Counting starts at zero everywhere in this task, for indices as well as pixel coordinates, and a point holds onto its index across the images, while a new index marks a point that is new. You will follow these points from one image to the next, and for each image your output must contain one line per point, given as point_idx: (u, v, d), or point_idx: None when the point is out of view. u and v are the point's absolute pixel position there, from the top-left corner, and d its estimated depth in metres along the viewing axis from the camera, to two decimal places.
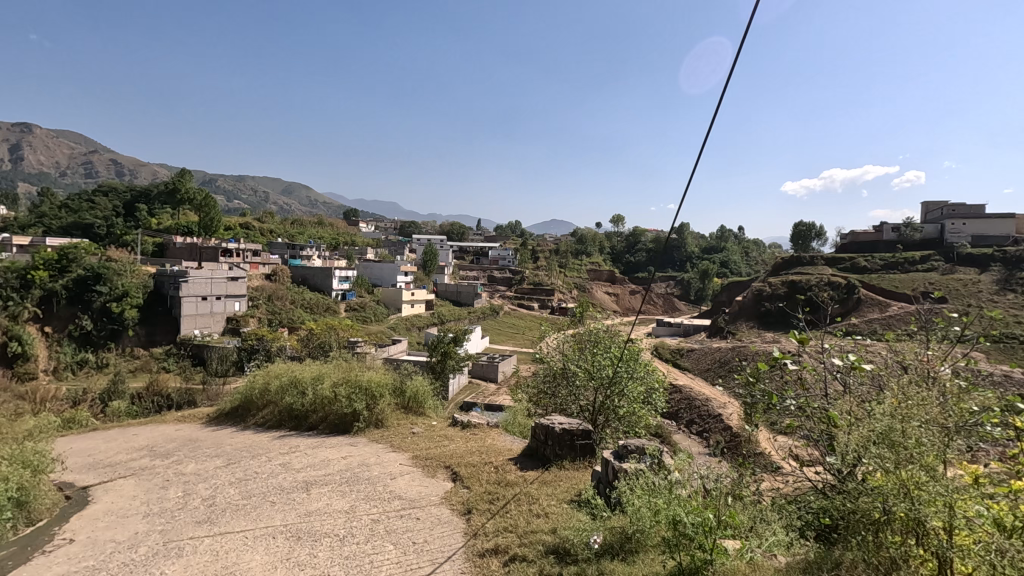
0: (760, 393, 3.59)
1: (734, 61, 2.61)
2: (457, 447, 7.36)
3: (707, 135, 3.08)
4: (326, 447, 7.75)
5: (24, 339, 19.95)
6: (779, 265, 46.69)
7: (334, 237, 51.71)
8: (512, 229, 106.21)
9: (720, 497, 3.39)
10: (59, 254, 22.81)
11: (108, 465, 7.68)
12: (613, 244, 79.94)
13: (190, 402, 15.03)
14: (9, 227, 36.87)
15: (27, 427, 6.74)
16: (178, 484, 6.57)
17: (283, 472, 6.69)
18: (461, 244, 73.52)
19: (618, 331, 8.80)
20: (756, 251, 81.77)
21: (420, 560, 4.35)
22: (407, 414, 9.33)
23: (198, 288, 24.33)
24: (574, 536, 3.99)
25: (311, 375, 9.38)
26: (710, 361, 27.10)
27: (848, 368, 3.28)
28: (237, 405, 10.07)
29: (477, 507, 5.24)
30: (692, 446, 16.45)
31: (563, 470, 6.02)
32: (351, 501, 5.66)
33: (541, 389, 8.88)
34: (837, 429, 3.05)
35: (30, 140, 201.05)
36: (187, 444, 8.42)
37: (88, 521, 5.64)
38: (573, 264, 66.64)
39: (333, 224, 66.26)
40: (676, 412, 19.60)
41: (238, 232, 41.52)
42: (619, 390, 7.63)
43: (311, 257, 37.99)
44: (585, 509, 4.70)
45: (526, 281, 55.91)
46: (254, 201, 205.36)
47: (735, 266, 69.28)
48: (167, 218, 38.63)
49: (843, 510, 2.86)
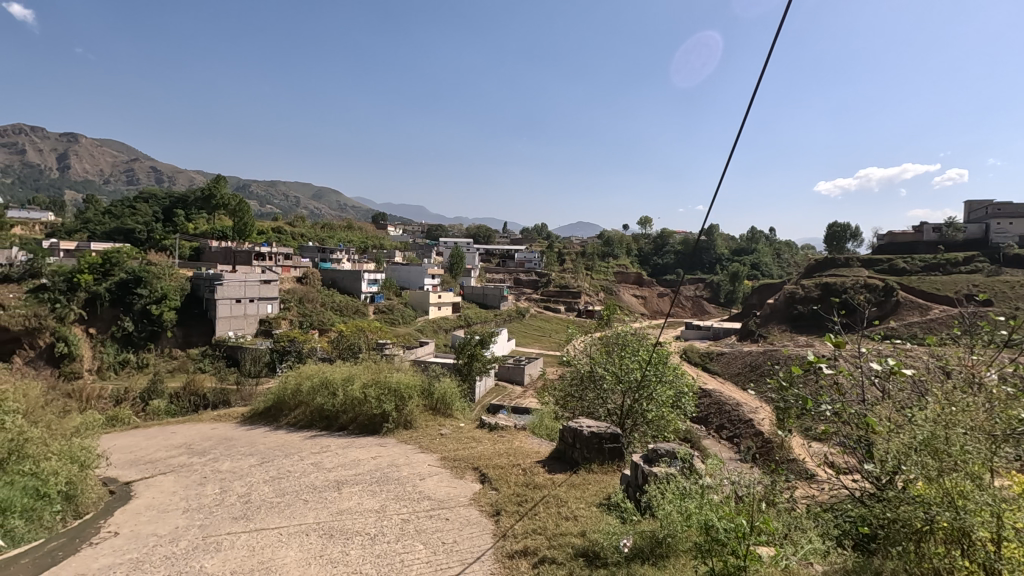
0: (794, 398, 3.49)
1: (768, 52, 2.53)
2: (486, 449, 7.39)
3: (738, 128, 2.99)
4: (356, 447, 7.88)
5: (70, 339, 20.90)
6: (812, 267, 45.56)
7: (363, 240, 52.45)
8: (539, 231, 106.30)
9: (754, 503, 3.31)
10: (103, 258, 23.74)
11: (148, 461, 7.97)
12: (640, 246, 79.10)
13: (225, 402, 15.50)
14: (56, 232, 38.55)
15: (75, 424, 7.06)
16: (215, 481, 6.77)
17: (316, 471, 6.81)
18: (488, 247, 73.81)
19: (648, 333, 8.75)
20: (788, 253, 79.95)
21: (450, 561, 4.39)
22: (435, 415, 9.43)
23: (232, 291, 25.03)
24: (604, 539, 3.97)
25: (342, 376, 9.56)
26: (740, 365, 26.57)
27: (887, 372, 3.17)
28: (270, 405, 10.32)
29: (505, 508, 5.26)
30: (721, 451, 16.19)
31: (592, 473, 5.98)
32: (381, 501, 5.73)
33: (568, 392, 8.84)
34: (876, 435, 2.95)
35: (77, 150, 210.65)
36: (223, 442, 8.68)
37: (131, 514, 5.85)
38: (600, 267, 66.18)
39: (362, 228, 67.30)
40: (705, 417, 19.28)
41: (270, 236, 42.59)
42: (648, 394, 7.56)
43: (341, 261, 38.68)
44: (614, 512, 4.67)
45: (553, 283, 55.74)
46: (285, 207, 210.17)
47: (766, 268, 67.99)
48: (203, 223, 39.86)
49: (884, 520, 2.77)
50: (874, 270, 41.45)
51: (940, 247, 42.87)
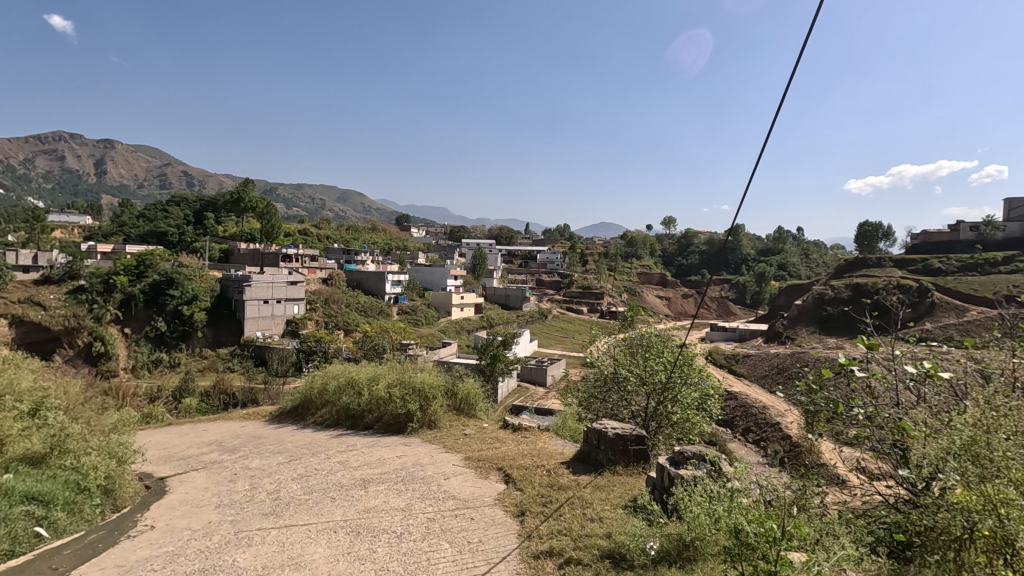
0: (824, 402, 3.41)
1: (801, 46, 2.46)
2: (509, 449, 7.41)
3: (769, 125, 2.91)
4: (381, 447, 7.96)
5: (106, 339, 21.62)
6: (842, 266, 44.47)
7: (386, 242, 52.98)
8: (561, 232, 105.97)
9: (785, 507, 3.26)
10: (137, 260, 24.51)
11: (181, 458, 8.19)
12: (663, 247, 78.30)
13: (253, 401, 15.85)
14: (94, 235, 39.91)
15: (112, 421, 7.32)
16: (245, 478, 6.92)
17: (342, 469, 6.92)
18: (511, 248, 73.88)
19: (673, 334, 8.68)
20: (817, 253, 78.23)
21: (475, 560, 4.40)
22: (459, 415, 9.48)
23: (260, 292, 25.56)
24: (630, 541, 3.94)
25: (367, 376, 9.70)
26: (767, 367, 26.05)
27: (922, 375, 3.07)
28: (297, 405, 10.49)
29: (530, 509, 5.26)
30: (747, 455, 15.91)
31: (617, 475, 5.93)
32: (407, 500, 5.78)
33: (591, 393, 8.77)
34: (911, 440, 2.88)
35: (112, 156, 218.01)
36: (252, 441, 8.86)
37: (166, 509, 6.02)
38: (623, 267, 65.68)
39: (386, 229, 68.20)
40: (731, 420, 18.97)
41: (297, 238, 43.38)
42: (673, 396, 7.48)
43: (365, 262, 39.14)
44: (640, 514, 4.62)
45: (575, 284, 55.53)
46: (311, 210, 213.55)
47: (793, 269, 66.68)
48: (232, 226, 40.86)
49: (920, 528, 2.70)
50: (908, 270, 40.32)
51: (977, 247, 41.48)
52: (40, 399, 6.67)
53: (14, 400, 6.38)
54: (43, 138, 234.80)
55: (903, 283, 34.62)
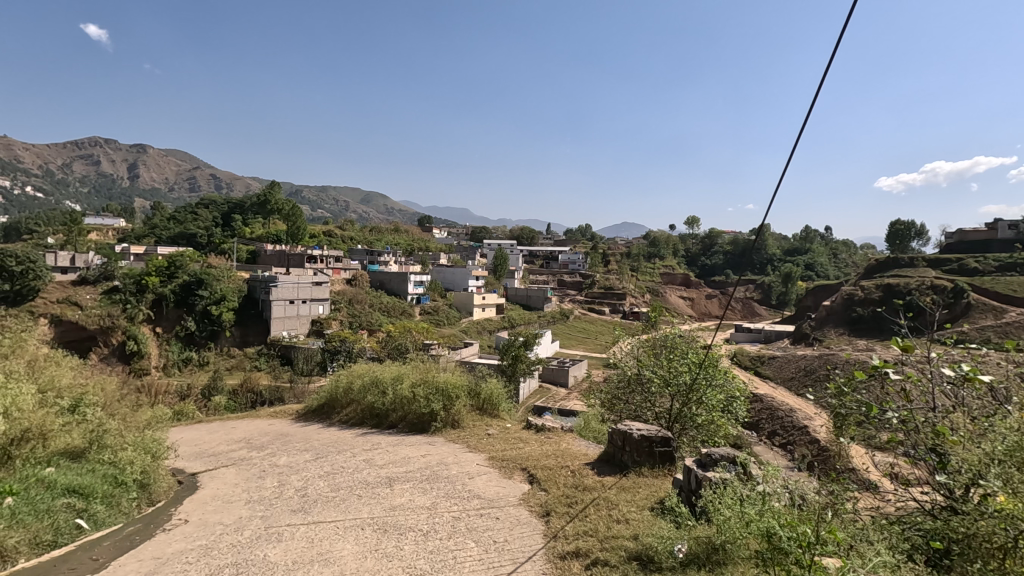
0: (855, 406, 3.33)
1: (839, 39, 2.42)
2: (533, 449, 7.42)
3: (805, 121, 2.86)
4: (405, 445, 8.04)
5: (139, 338, 22.26)
6: (873, 266, 43.33)
7: (409, 243, 53.38)
8: (583, 233, 105.42)
9: (817, 511, 3.20)
10: (168, 262, 25.13)
11: (211, 454, 8.40)
12: (687, 247, 77.35)
13: (279, 399, 16.19)
14: (127, 237, 41.12)
15: (148, 418, 7.56)
16: (273, 474, 7.06)
17: (368, 468, 7.00)
18: (532, 249, 73.78)
19: (698, 334, 8.58)
20: (846, 252, 76.51)
21: (501, 560, 4.41)
22: (482, 415, 9.51)
23: (287, 292, 26.02)
24: (657, 543, 3.91)
25: (391, 376, 9.83)
26: (793, 369, 25.48)
27: (961, 378, 2.96)
28: (322, 403, 10.66)
29: (556, 509, 5.26)
30: (774, 459, 15.63)
31: (642, 477, 5.90)
32: (433, 498, 5.83)
33: (614, 395, 8.70)
34: (949, 446, 2.79)
35: (145, 161, 224.65)
36: (279, 438, 9.03)
37: (198, 504, 6.18)
38: (645, 267, 65.11)
39: (409, 230, 68.78)
40: (756, 422, 18.65)
41: (322, 240, 44.06)
42: (697, 397, 7.40)
43: (388, 263, 39.56)
44: (667, 516, 4.58)
45: (597, 284, 55.27)
46: (335, 210, 217.38)
47: (821, 268, 65.26)
48: (258, 228, 41.66)
49: (960, 535, 2.61)
50: (942, 270, 39.12)
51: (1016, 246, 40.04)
52: (79, 395, 6.92)
53: (55, 395, 6.62)
54: (81, 142, 243.88)
55: (937, 284, 33.64)
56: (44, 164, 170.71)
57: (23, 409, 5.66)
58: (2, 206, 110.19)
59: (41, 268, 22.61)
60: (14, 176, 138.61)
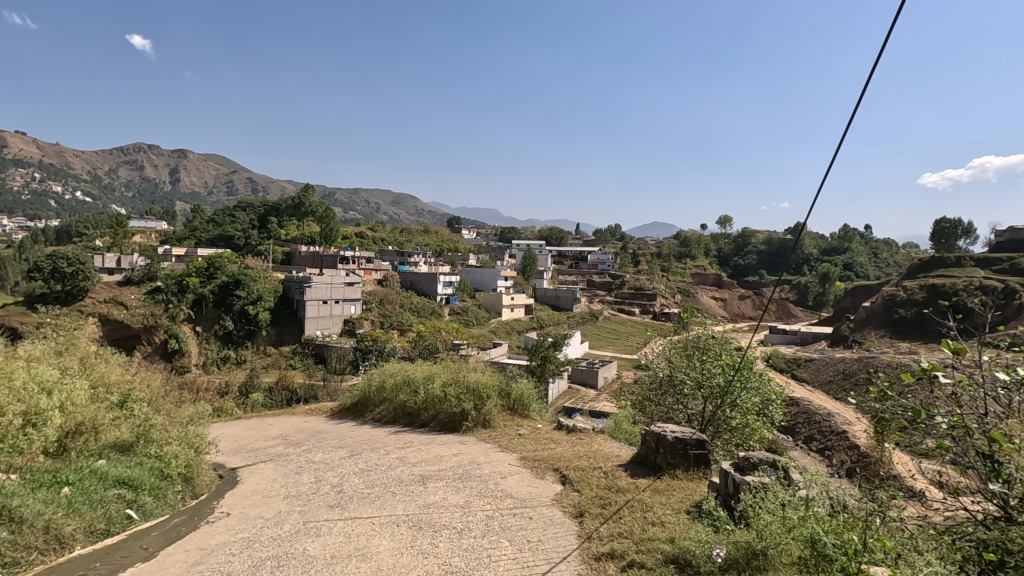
0: (900, 409, 3.18)
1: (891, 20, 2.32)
2: (565, 450, 7.41)
3: (855, 107, 2.74)
4: (437, 444, 8.11)
5: (180, 336, 23.11)
6: (917, 266, 41.75)
7: (438, 244, 53.92)
8: (613, 233, 104.54)
9: (864, 520, 3.11)
10: (208, 262, 25.86)
11: (250, 450, 8.66)
12: (719, 246, 75.91)
13: (313, 397, 16.63)
14: (170, 239, 42.70)
15: (190, 414, 7.85)
16: (310, 470, 7.23)
17: (401, 465, 7.11)
18: (561, 249, 73.54)
19: (732, 335, 8.42)
20: (887, 251, 73.82)
21: (536, 559, 4.42)
22: (513, 416, 9.52)
23: (320, 293, 26.54)
24: (695, 547, 3.83)
25: (422, 375, 9.96)
26: (832, 373, 24.72)
27: (1019, 384, 2.80)
28: (356, 401, 10.86)
29: (589, 510, 5.24)
30: (811, 465, 15.20)
31: (677, 479, 5.81)
32: (466, 497, 5.88)
33: (645, 396, 8.59)
34: (1006, 455, 2.66)
35: (185, 166, 233.33)
36: (314, 435, 9.23)
37: (240, 498, 6.36)
38: (676, 267, 64.15)
39: (439, 232, 69.47)
40: (792, 427, 18.18)
41: (353, 241, 44.89)
42: (732, 400, 7.27)
43: (418, 263, 40.05)
44: (705, 520, 4.49)
45: (627, 284, 54.80)
46: (365, 212, 221.59)
47: (860, 268, 63.17)
48: (293, 230, 42.81)
49: (1019, 546, 2.49)
50: (991, 270, 37.44)
51: None
52: (127, 391, 7.22)
53: (105, 391, 6.93)
54: (127, 150, 255.49)
55: (986, 284, 32.23)
56: (93, 169, 179.18)
57: (77, 404, 5.95)
58: (55, 210, 116.31)
59: (90, 269, 23.66)
60: (65, 182, 146.29)
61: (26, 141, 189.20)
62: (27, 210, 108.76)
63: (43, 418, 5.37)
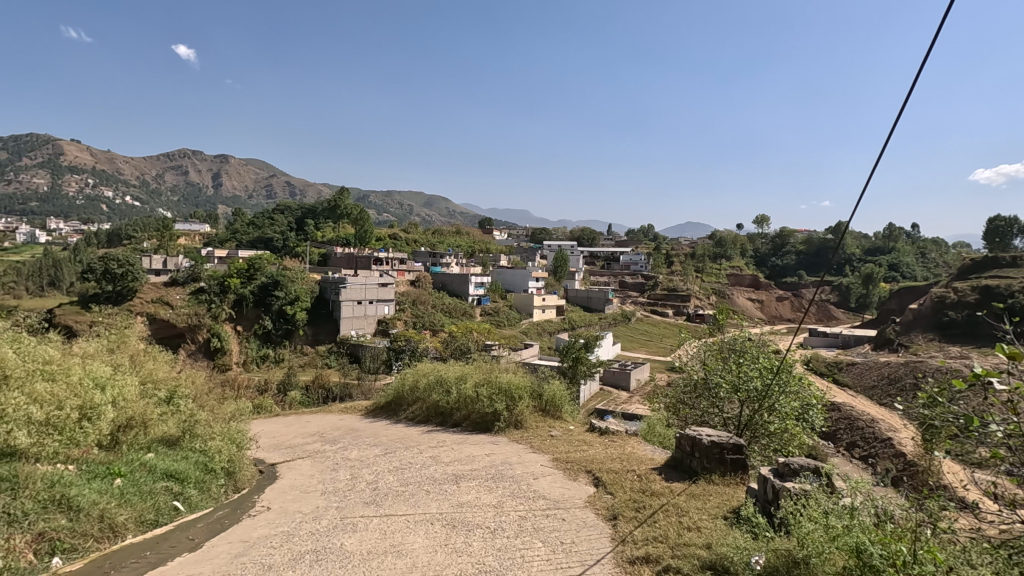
0: (952, 417, 3.04)
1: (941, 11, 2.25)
2: (598, 452, 7.35)
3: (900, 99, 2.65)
4: (470, 444, 8.18)
5: (221, 335, 23.92)
6: (969, 267, 39.83)
7: (470, 245, 54.30)
8: (645, 233, 103.20)
9: (913, 532, 2.98)
10: (248, 264, 26.67)
11: (289, 446, 8.91)
12: (756, 246, 74.07)
13: (347, 396, 16.97)
14: (213, 241, 44.29)
15: (232, 410, 8.13)
16: (346, 468, 7.39)
17: (435, 464, 7.19)
18: (593, 250, 73.04)
19: (770, 338, 8.21)
20: (936, 250, 70.67)
21: (570, 561, 4.40)
22: (545, 417, 9.50)
23: (355, 293, 27.05)
24: (733, 553, 3.75)
25: (455, 375, 10.05)
26: (876, 377, 23.80)
27: None
28: (390, 401, 11.04)
29: (623, 513, 5.18)
30: (854, 473, 14.69)
31: (713, 485, 5.70)
32: (499, 497, 5.90)
33: (679, 399, 8.45)
34: None
35: (226, 170, 241.59)
36: (350, 433, 9.42)
37: (279, 492, 6.55)
38: (711, 268, 62.92)
39: (470, 233, 69.91)
40: (834, 433, 17.59)
41: (387, 242, 45.64)
42: (770, 405, 7.09)
43: (450, 264, 40.44)
44: (743, 526, 4.39)
45: (660, 285, 54.03)
46: (399, 214, 224.93)
47: (906, 268, 60.65)
48: (329, 231, 43.81)
49: None
50: None
51: None
52: (174, 387, 7.50)
53: (154, 387, 7.24)
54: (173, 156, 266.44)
55: None
56: (142, 175, 187.37)
57: (128, 399, 6.23)
58: (107, 215, 121.98)
59: (138, 270, 24.72)
60: (116, 187, 153.38)
61: (81, 148, 199.16)
62: (81, 215, 114.40)
63: (97, 412, 5.63)
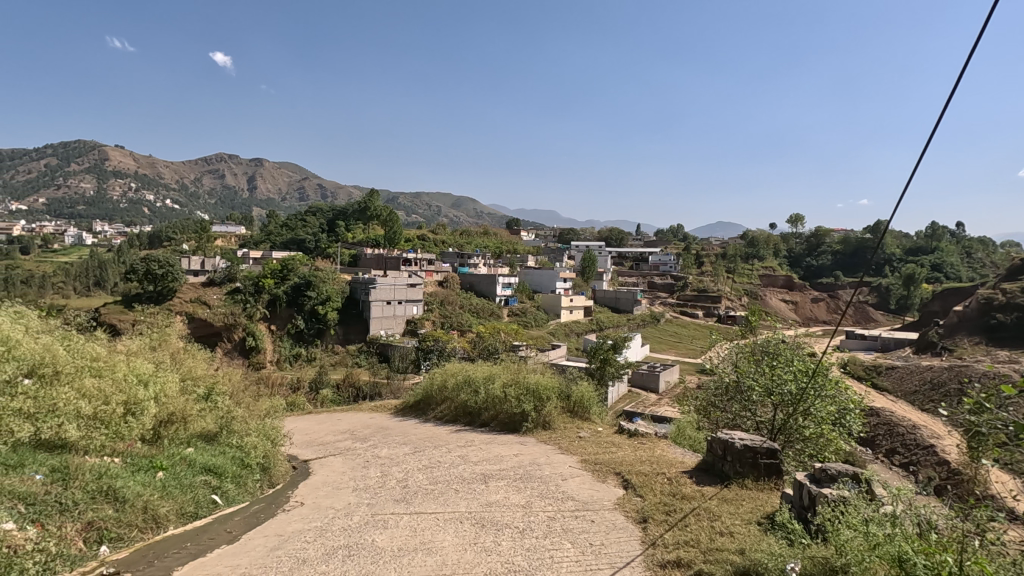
0: (1001, 424, 2.92)
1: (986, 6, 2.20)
2: (626, 454, 7.28)
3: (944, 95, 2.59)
4: (498, 444, 8.21)
5: (256, 334, 24.58)
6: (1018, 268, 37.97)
7: (497, 246, 54.47)
8: (675, 233, 101.73)
9: (961, 541, 2.86)
10: (281, 265, 27.34)
11: (321, 443, 9.09)
12: (790, 246, 72.23)
13: (376, 394, 17.22)
14: (248, 242, 45.53)
15: (267, 407, 8.35)
16: (376, 465, 7.50)
17: (463, 463, 7.24)
18: (621, 250, 72.41)
19: (805, 340, 8.02)
20: (983, 250, 67.63)
21: (599, 563, 4.38)
22: (573, 418, 9.45)
23: (384, 293, 27.40)
24: (768, 559, 3.66)
25: (483, 375, 10.10)
26: (918, 382, 22.93)
27: None
28: (419, 400, 11.16)
29: (652, 516, 5.12)
30: (893, 480, 14.19)
31: (746, 489, 5.59)
32: (527, 497, 5.91)
33: (710, 402, 8.30)
34: None
35: (261, 173, 248.08)
36: (380, 431, 9.56)
37: (312, 488, 6.70)
38: (743, 268, 61.64)
39: (498, 233, 70.11)
40: (872, 439, 17.03)
41: (416, 243, 46.16)
42: (805, 408, 6.92)
43: (477, 265, 40.65)
44: (778, 533, 4.28)
45: (690, 286, 53.22)
46: (427, 215, 227.00)
47: (950, 268, 58.28)
48: (359, 232, 44.56)
49: None
50: None
51: None
52: (212, 384, 7.74)
53: (193, 384, 7.49)
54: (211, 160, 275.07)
55: None
56: (182, 179, 194.02)
57: (169, 395, 6.46)
58: (149, 217, 126.77)
59: (177, 270, 25.59)
60: (158, 190, 159.36)
61: (125, 154, 207.40)
62: (124, 217, 119.15)
63: (141, 407, 5.85)
